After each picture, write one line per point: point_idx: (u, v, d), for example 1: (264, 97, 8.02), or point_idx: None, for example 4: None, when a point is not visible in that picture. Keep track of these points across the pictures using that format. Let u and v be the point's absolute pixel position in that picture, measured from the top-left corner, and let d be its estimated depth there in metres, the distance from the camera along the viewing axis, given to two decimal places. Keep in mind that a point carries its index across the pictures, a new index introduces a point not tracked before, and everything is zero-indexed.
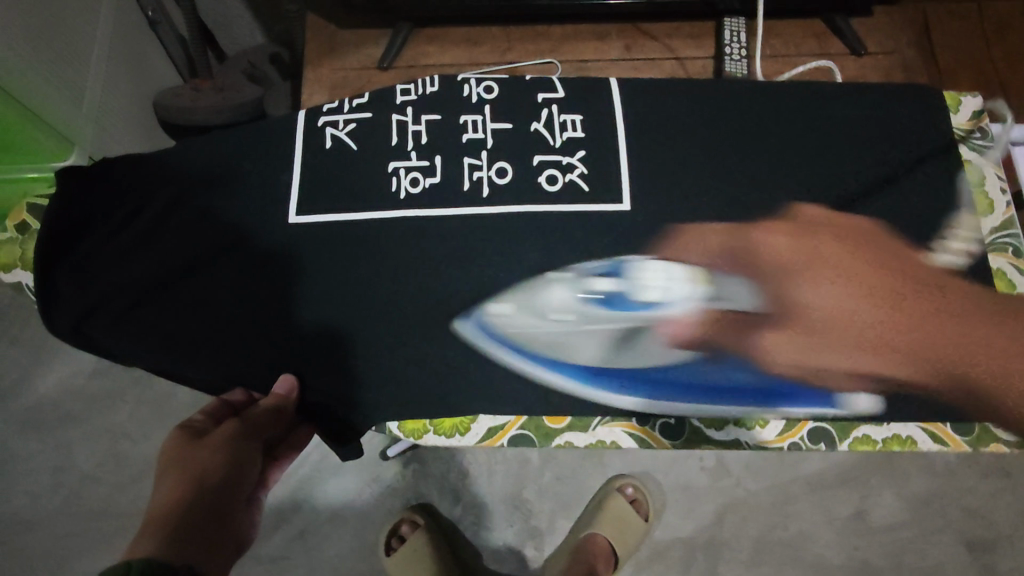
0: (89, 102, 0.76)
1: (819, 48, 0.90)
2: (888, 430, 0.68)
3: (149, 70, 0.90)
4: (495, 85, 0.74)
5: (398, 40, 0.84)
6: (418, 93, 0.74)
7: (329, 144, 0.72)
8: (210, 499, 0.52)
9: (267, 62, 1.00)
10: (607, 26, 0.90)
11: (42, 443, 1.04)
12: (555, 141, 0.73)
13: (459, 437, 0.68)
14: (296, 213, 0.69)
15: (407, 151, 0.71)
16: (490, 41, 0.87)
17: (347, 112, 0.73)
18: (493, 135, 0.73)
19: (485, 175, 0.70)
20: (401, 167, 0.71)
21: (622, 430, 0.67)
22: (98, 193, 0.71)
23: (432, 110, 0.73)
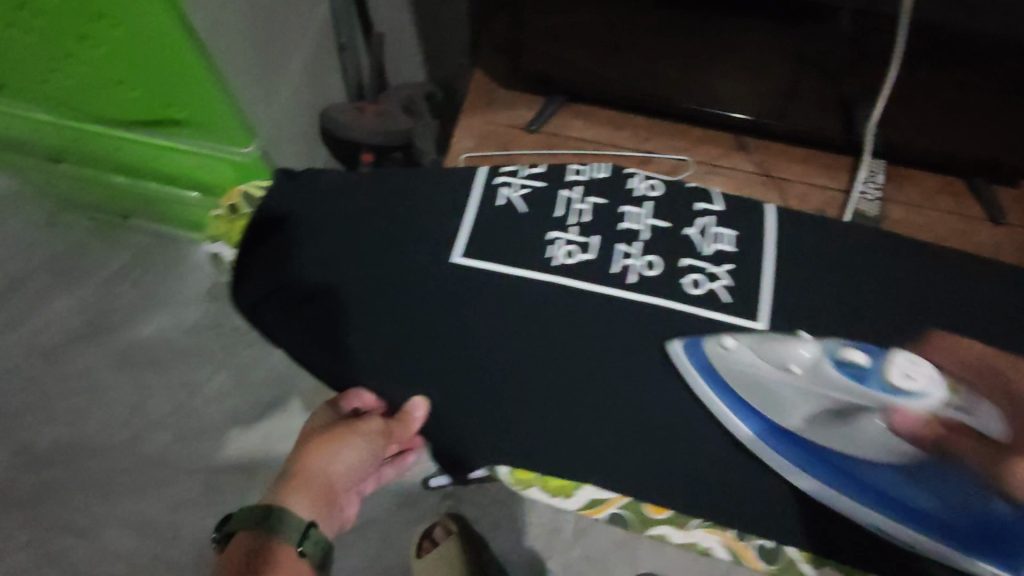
0: (277, 102, 0.86)
1: (954, 206, 0.90)
2: None
3: (325, 84, 1.01)
4: (660, 185, 0.80)
5: (550, 108, 0.92)
6: (590, 176, 0.81)
7: (501, 202, 0.79)
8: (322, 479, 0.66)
9: (424, 98, 1.10)
10: (747, 138, 0.94)
11: (129, 382, 1.14)
12: (703, 250, 0.76)
13: (562, 498, 0.80)
14: (459, 253, 0.76)
15: (567, 224, 0.77)
16: (632, 128, 0.93)
17: (525, 177, 0.81)
18: (649, 228, 0.77)
19: (633, 263, 0.74)
20: (561, 237, 0.76)
21: (716, 537, 0.78)
22: (299, 199, 0.83)
23: (598, 194, 0.80)
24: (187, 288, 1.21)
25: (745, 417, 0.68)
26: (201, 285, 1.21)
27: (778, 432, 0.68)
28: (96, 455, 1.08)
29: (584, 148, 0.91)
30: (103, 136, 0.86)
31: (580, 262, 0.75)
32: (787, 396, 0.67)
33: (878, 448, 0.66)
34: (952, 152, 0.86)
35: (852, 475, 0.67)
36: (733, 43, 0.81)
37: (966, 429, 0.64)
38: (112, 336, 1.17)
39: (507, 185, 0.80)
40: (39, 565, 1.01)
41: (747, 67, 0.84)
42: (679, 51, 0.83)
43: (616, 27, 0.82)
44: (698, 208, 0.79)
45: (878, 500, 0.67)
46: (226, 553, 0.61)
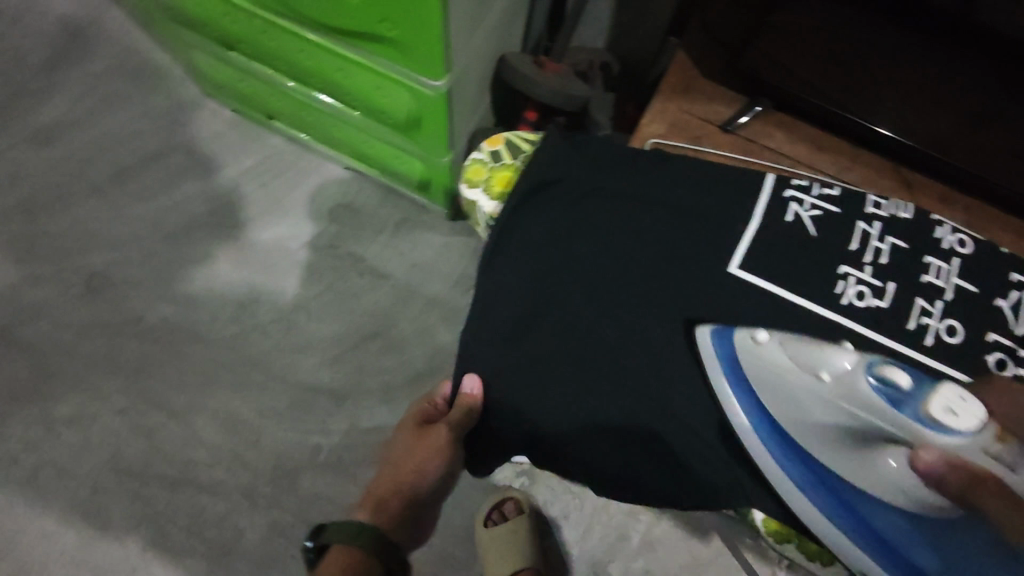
0: (472, 39, 0.82)
1: None
2: None
3: (512, 28, 0.96)
4: (973, 242, 0.67)
5: (753, 110, 0.85)
6: (889, 212, 0.68)
7: (789, 219, 0.68)
8: (405, 494, 0.78)
9: (601, 67, 1.04)
10: (957, 194, 0.85)
11: (241, 281, 1.15)
12: (1016, 327, 0.64)
13: None
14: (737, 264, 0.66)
15: (864, 264, 0.65)
16: (833, 153, 0.86)
17: (814, 196, 0.69)
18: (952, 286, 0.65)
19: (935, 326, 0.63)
20: (852, 274, 0.65)
21: None
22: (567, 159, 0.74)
23: (899, 236, 0.67)
24: (312, 202, 1.20)
25: (742, 398, 0.60)
26: (326, 202, 1.20)
27: (767, 425, 0.59)
28: (199, 343, 1.10)
29: (779, 161, 0.85)
30: (295, 33, 0.84)
31: (869, 308, 0.64)
32: None
33: (848, 435, 0.56)
34: None
35: (823, 478, 0.58)
36: (980, 93, 0.71)
37: (1019, 436, 0.56)
38: (234, 233, 1.18)
39: (794, 200, 0.69)
40: (131, 434, 1.04)
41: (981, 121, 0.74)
42: (913, 84, 0.75)
43: (852, 42, 0.74)
44: (1015, 278, 0.66)
45: (878, 536, 0.58)
46: (319, 568, 0.71)
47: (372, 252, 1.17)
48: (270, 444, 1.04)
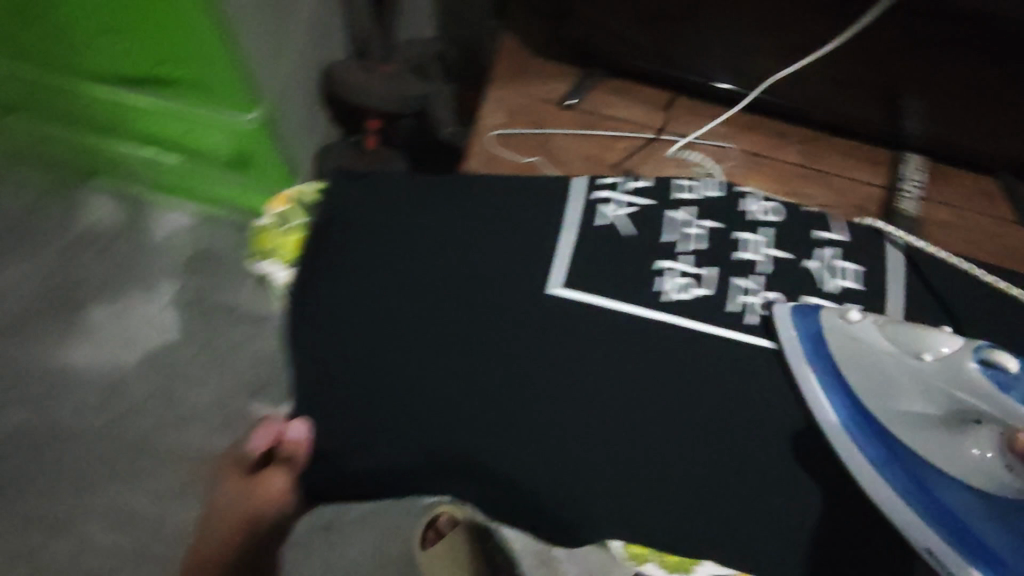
0: (283, 58, 0.75)
1: (991, 209, 0.87)
2: None
3: (328, 35, 0.89)
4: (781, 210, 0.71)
5: (587, 81, 0.84)
6: (701, 191, 0.74)
7: (601, 224, 0.71)
8: (252, 554, 0.66)
9: (434, 59, 1.00)
10: (788, 127, 0.88)
11: (100, 361, 1.03)
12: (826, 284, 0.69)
13: None
14: (557, 283, 0.68)
15: (681, 256, 0.69)
16: (673, 110, 0.86)
17: (625, 194, 0.73)
18: (769, 261, 0.69)
19: (757, 299, 0.67)
20: (669, 268, 0.68)
21: None
22: (369, 203, 0.74)
23: (713, 215, 0.72)
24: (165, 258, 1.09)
25: (908, 495, 0.56)
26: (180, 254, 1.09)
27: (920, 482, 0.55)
28: (67, 443, 0.99)
29: (622, 129, 0.84)
30: (84, 89, 0.75)
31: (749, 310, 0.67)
32: (899, 379, 0.53)
33: (994, 484, 0.50)
34: (1002, 155, 0.83)
35: (960, 518, 0.53)
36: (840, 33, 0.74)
37: None
38: (80, 313, 1.05)
39: (603, 201, 0.72)
40: (12, 560, 0.93)
41: (815, 53, 0.77)
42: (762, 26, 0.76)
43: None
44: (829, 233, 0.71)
45: (941, 512, 0.54)
46: None
47: (243, 297, 1.08)
48: (176, 528, 0.96)
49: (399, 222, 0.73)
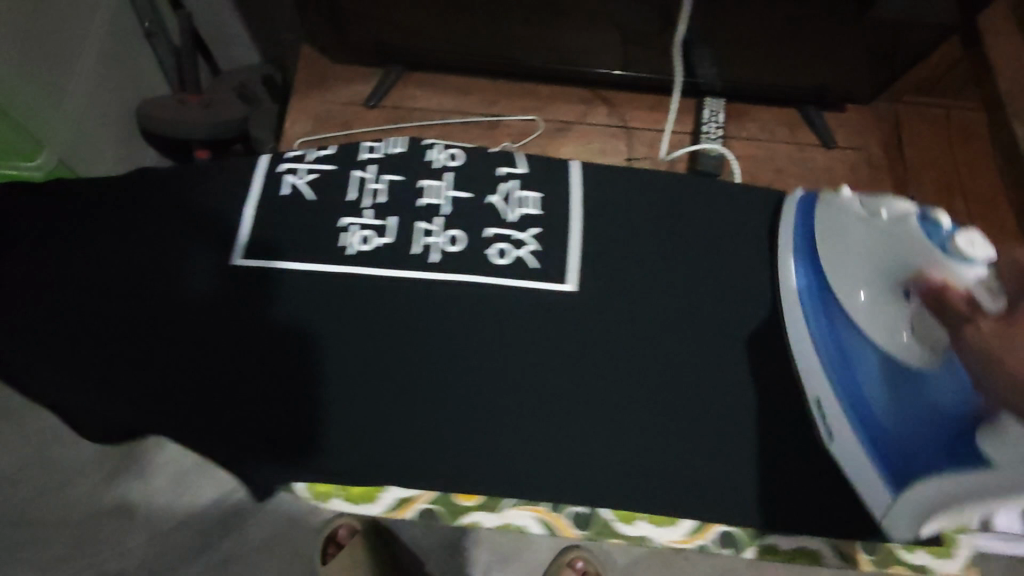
0: (67, 104, 0.76)
1: (791, 136, 0.94)
2: (796, 543, 0.64)
3: (136, 76, 0.91)
4: (461, 153, 0.69)
5: (388, 78, 0.87)
6: (384, 152, 0.70)
7: (285, 192, 0.66)
8: None
9: (260, 84, 1.00)
10: (592, 92, 0.93)
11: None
12: (508, 215, 0.67)
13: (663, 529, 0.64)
14: (239, 256, 0.64)
15: (361, 209, 0.65)
16: (479, 93, 0.90)
17: (312, 162, 0.68)
18: (450, 201, 0.67)
19: (435, 240, 0.64)
20: (354, 224, 0.64)
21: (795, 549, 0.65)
22: (102, 211, 0.66)
23: (394, 170, 0.68)
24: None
25: (838, 387, 0.60)
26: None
27: (844, 352, 0.60)
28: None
29: (431, 117, 0.87)
30: None
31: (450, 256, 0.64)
32: (853, 238, 0.59)
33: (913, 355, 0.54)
34: (784, 85, 0.92)
35: (876, 425, 0.57)
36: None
37: None
38: None
39: (290, 172, 0.68)
40: None
41: (601, 16, 0.81)
42: (548, 2, 0.79)
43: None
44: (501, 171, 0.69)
45: (885, 447, 0.57)
46: None
47: None
48: None
49: (144, 217, 0.66)
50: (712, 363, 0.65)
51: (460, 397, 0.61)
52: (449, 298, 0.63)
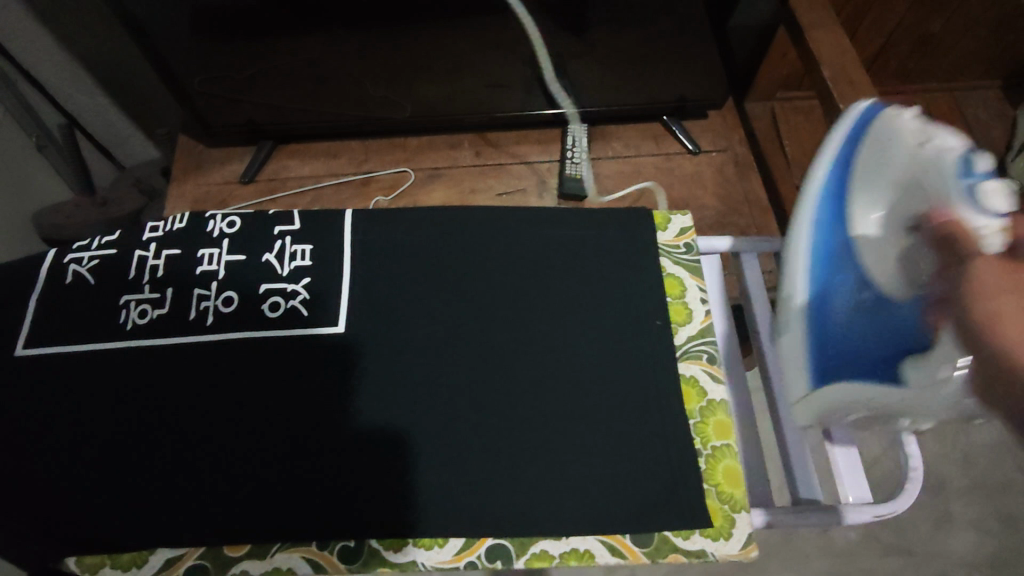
0: None
1: (657, 147, 0.98)
2: (567, 543, 0.50)
3: (29, 188, 0.96)
4: (236, 219, 0.58)
5: (260, 153, 0.92)
6: (166, 230, 0.59)
7: (69, 279, 0.57)
8: None
9: (157, 175, 1.08)
10: (461, 137, 0.98)
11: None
12: (281, 269, 0.57)
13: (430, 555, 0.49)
14: (24, 345, 0.54)
15: (139, 285, 0.56)
16: (348, 154, 0.94)
17: (96, 248, 0.58)
18: (224, 266, 0.57)
19: (210, 305, 0.55)
20: (131, 299, 0.56)
21: (596, 537, 0.49)
22: None
23: (171, 244, 0.58)
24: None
25: (803, 326, 0.54)
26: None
27: (834, 221, 0.53)
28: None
29: (303, 183, 0.91)
30: None
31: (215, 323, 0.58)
32: (906, 130, 0.48)
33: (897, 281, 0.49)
34: (643, 102, 0.96)
35: (828, 347, 0.53)
36: (459, 46, 0.84)
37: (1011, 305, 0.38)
38: None
39: (74, 260, 0.57)
40: None
41: (447, 67, 0.87)
42: (393, 63, 0.85)
43: (320, 57, 0.82)
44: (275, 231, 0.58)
45: (827, 366, 0.52)
46: None
47: None
48: None
49: None
50: (607, 386, 0.53)
51: (260, 476, 0.50)
52: (221, 354, 0.53)
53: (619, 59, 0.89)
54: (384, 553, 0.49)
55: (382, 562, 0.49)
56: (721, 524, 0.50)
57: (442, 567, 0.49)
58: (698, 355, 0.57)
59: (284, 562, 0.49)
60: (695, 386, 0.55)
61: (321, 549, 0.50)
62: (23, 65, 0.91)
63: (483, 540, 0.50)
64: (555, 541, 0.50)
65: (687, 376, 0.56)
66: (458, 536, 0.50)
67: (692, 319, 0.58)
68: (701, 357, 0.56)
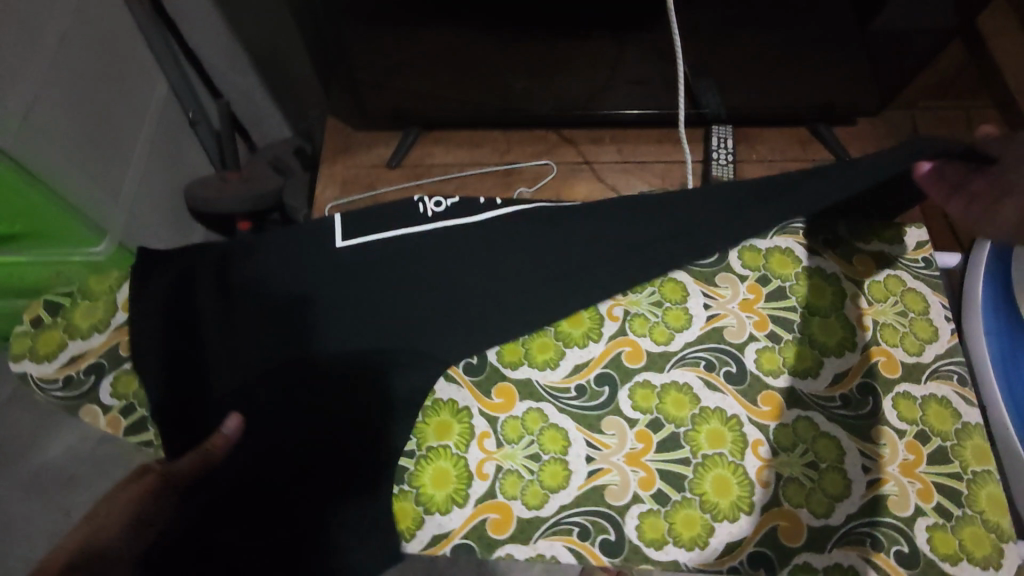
0: (124, 193, 0.84)
1: (804, 154, 0.96)
2: (829, 557, 0.56)
3: (183, 162, 1.00)
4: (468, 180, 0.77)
5: (406, 141, 0.94)
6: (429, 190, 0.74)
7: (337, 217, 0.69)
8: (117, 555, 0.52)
9: (291, 154, 1.08)
10: (602, 132, 0.98)
11: (33, 497, 1.08)
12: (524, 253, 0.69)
13: (699, 552, 0.56)
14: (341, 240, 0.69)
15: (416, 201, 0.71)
16: (491, 144, 0.96)
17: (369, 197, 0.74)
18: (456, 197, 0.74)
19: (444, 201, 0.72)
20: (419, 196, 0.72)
21: (860, 554, 0.56)
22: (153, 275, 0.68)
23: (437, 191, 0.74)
24: (104, 402, 0.62)
25: None
26: (105, 367, 0.64)
27: None
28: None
29: (449, 172, 0.93)
30: None
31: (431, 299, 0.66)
32: None
33: None
34: (791, 106, 0.93)
35: None
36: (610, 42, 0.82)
37: None
38: (17, 465, 1.10)
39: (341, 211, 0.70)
40: None
41: (602, 64, 0.86)
42: (541, 57, 0.85)
43: (479, 51, 0.83)
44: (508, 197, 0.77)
45: None
46: None
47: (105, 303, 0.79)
48: None
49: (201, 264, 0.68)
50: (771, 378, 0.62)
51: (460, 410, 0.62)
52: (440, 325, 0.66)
53: (771, 62, 0.86)
54: (646, 550, 0.56)
55: (645, 557, 0.56)
56: (991, 554, 0.57)
57: (703, 568, 0.56)
58: (949, 374, 0.65)
59: (546, 549, 0.57)
60: (947, 404, 0.64)
61: (581, 539, 0.57)
62: (189, 46, 0.96)
63: (744, 546, 0.57)
64: (817, 556, 0.57)
65: (940, 395, 0.64)
66: (715, 540, 0.57)
67: (940, 338, 0.67)
68: (952, 377, 0.65)
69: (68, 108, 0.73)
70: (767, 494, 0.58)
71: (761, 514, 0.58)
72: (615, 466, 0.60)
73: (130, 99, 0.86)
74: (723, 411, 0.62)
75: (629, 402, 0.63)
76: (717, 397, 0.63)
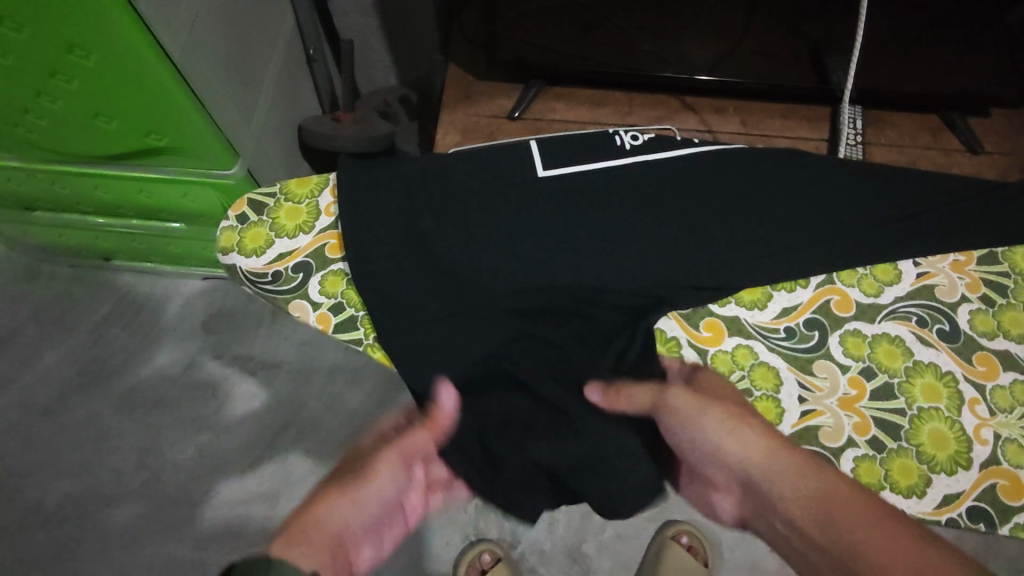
0: (255, 121, 0.84)
1: (933, 141, 0.93)
2: None
3: (300, 101, 1.01)
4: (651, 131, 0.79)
5: (529, 93, 0.93)
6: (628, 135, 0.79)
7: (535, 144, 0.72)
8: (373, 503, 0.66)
9: (399, 103, 1.09)
10: (726, 102, 0.96)
11: (131, 411, 1.15)
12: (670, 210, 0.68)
13: (916, 501, 0.60)
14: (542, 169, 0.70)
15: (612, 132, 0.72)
16: (613, 104, 0.96)
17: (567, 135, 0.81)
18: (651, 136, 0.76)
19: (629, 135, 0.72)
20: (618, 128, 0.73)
21: None
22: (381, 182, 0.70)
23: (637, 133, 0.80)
24: (313, 299, 0.68)
25: None
26: (313, 266, 0.69)
27: None
28: (112, 489, 1.09)
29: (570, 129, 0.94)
30: (99, 174, 0.85)
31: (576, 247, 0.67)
32: None
33: None
34: (930, 92, 0.89)
35: None
36: (752, 12, 0.80)
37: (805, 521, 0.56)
38: (115, 381, 1.17)
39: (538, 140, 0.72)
40: None
41: (741, 33, 0.84)
42: (683, 19, 0.83)
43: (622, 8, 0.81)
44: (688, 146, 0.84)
45: None
46: None
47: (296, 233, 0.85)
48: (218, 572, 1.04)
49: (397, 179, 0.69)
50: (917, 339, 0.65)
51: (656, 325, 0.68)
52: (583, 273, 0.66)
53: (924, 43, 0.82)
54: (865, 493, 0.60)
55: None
56: None
57: (922, 516, 0.60)
58: None
59: None
60: None
61: None
62: None
63: (961, 499, 0.60)
64: None
65: None
66: (932, 490, 0.61)
67: None
68: None
69: (224, 29, 0.74)
70: (986, 452, 0.61)
71: (981, 471, 0.61)
72: (827, 408, 0.64)
73: (265, 27, 0.86)
74: (937, 367, 0.64)
75: (839, 348, 0.66)
76: (931, 353, 0.65)
